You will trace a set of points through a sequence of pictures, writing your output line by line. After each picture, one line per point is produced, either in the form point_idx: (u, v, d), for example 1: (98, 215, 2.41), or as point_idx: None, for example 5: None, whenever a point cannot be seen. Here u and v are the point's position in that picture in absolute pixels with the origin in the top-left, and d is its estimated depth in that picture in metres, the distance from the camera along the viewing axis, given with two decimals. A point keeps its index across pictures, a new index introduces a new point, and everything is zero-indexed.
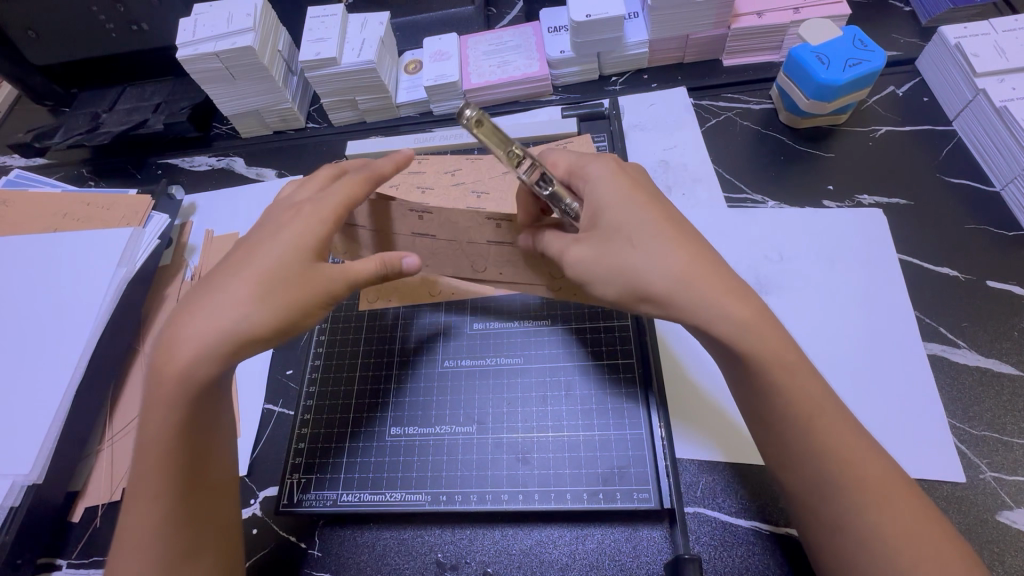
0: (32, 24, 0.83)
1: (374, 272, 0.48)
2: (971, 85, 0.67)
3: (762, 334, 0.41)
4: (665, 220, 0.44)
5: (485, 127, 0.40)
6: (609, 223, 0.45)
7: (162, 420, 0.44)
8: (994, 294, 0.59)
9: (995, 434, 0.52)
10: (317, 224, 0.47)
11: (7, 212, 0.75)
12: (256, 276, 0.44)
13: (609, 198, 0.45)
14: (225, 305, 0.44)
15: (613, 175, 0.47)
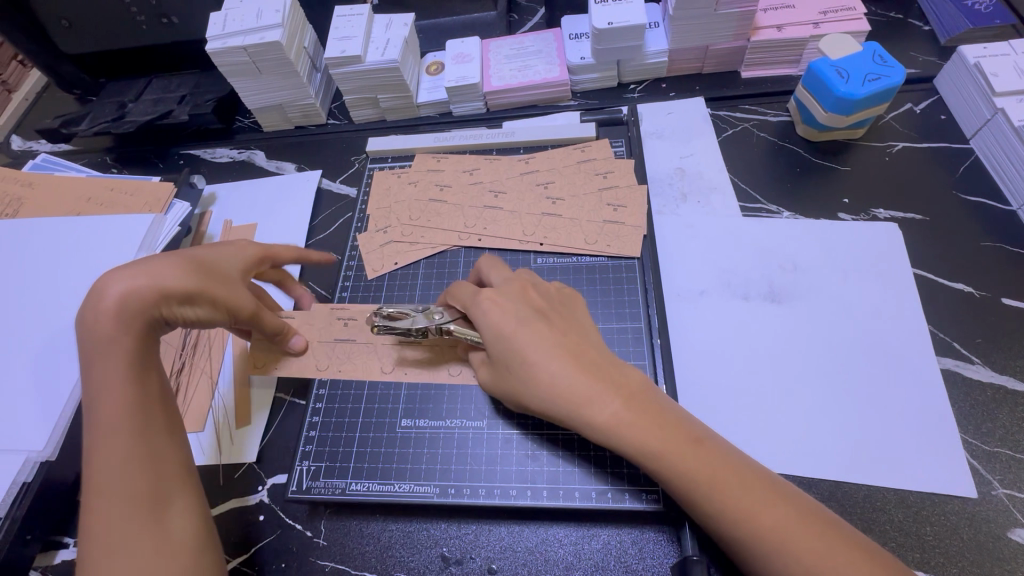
0: (67, 13, 0.86)
1: (277, 326, 0.53)
2: (989, 104, 0.67)
3: (636, 427, 0.42)
4: (540, 333, 0.46)
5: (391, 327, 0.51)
6: (495, 354, 0.47)
7: (112, 375, 0.44)
8: (1009, 311, 0.59)
9: (1008, 451, 0.52)
10: (250, 252, 0.54)
11: (33, 194, 0.77)
12: (195, 262, 0.49)
13: (488, 327, 0.47)
14: (165, 270, 0.47)
15: (491, 300, 0.48)
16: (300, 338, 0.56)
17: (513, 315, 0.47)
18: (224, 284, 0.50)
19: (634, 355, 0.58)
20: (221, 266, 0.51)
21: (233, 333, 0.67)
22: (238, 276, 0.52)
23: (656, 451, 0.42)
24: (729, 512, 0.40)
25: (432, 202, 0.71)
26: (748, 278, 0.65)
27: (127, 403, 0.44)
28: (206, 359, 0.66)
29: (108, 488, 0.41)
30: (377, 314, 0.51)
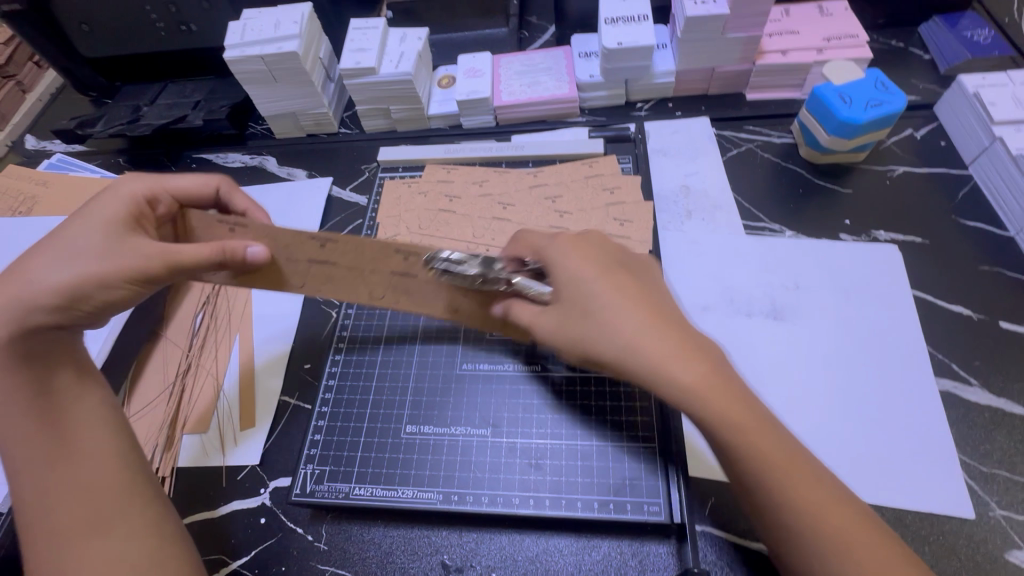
0: (87, 18, 0.88)
1: (209, 251, 0.50)
2: (987, 131, 0.69)
3: (716, 396, 0.39)
4: (618, 287, 0.44)
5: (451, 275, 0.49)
6: (568, 299, 0.44)
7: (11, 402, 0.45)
8: (1006, 335, 0.60)
9: (1005, 473, 0.53)
10: (121, 204, 0.51)
11: (46, 193, 0.78)
12: (70, 254, 0.48)
13: (567, 269, 0.45)
14: (37, 277, 0.47)
15: (572, 247, 0.46)
16: (257, 246, 0.52)
17: (592, 268, 0.45)
18: (115, 256, 0.48)
19: None
20: (104, 242, 0.49)
21: (240, 336, 0.68)
22: (126, 237, 0.50)
23: (729, 419, 0.39)
24: (788, 501, 0.38)
25: (441, 212, 0.72)
26: (751, 295, 0.66)
27: (32, 422, 0.45)
28: (212, 361, 0.66)
29: (35, 513, 0.43)
30: (436, 260, 0.49)
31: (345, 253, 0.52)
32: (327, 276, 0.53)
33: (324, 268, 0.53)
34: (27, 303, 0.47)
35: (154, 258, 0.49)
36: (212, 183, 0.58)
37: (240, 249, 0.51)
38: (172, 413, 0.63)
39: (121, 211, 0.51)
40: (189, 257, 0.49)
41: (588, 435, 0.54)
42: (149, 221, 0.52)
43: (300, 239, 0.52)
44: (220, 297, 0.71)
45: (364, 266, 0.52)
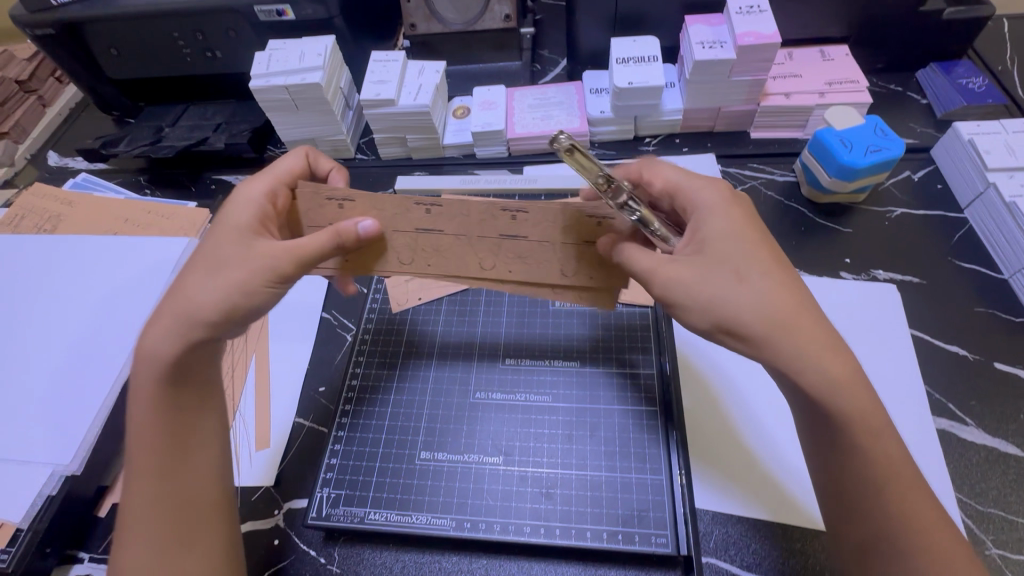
0: (116, 42, 0.90)
1: (328, 240, 0.51)
2: (982, 178, 0.72)
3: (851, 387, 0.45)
4: (771, 260, 0.48)
5: (575, 155, 0.46)
6: (719, 256, 0.48)
7: (143, 416, 0.51)
8: (1001, 376, 0.62)
9: (1001, 513, 0.54)
10: (254, 206, 0.54)
11: (71, 212, 0.80)
12: (217, 271, 0.51)
13: (722, 231, 0.49)
14: (191, 296, 0.51)
15: (725, 211, 0.51)
16: (368, 220, 0.52)
17: (739, 235, 0.49)
18: (240, 263, 0.51)
19: (646, 400, 0.60)
20: (243, 251, 0.52)
21: (257, 356, 0.70)
22: (242, 246, 0.52)
23: (844, 398, 0.45)
24: (881, 483, 0.45)
25: None
26: None
27: (156, 436, 0.51)
28: (229, 381, 0.68)
29: (137, 525, 0.49)
30: (579, 159, 0.47)
31: (454, 221, 0.52)
32: (435, 249, 0.54)
33: (431, 238, 0.53)
34: (185, 323, 0.51)
35: (291, 258, 0.51)
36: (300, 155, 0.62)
37: (352, 228, 0.51)
38: None
39: (248, 217, 0.54)
40: (314, 249, 0.52)
41: (605, 467, 0.56)
42: (271, 221, 0.55)
43: (400, 210, 0.52)
44: None
45: (472, 236, 0.53)
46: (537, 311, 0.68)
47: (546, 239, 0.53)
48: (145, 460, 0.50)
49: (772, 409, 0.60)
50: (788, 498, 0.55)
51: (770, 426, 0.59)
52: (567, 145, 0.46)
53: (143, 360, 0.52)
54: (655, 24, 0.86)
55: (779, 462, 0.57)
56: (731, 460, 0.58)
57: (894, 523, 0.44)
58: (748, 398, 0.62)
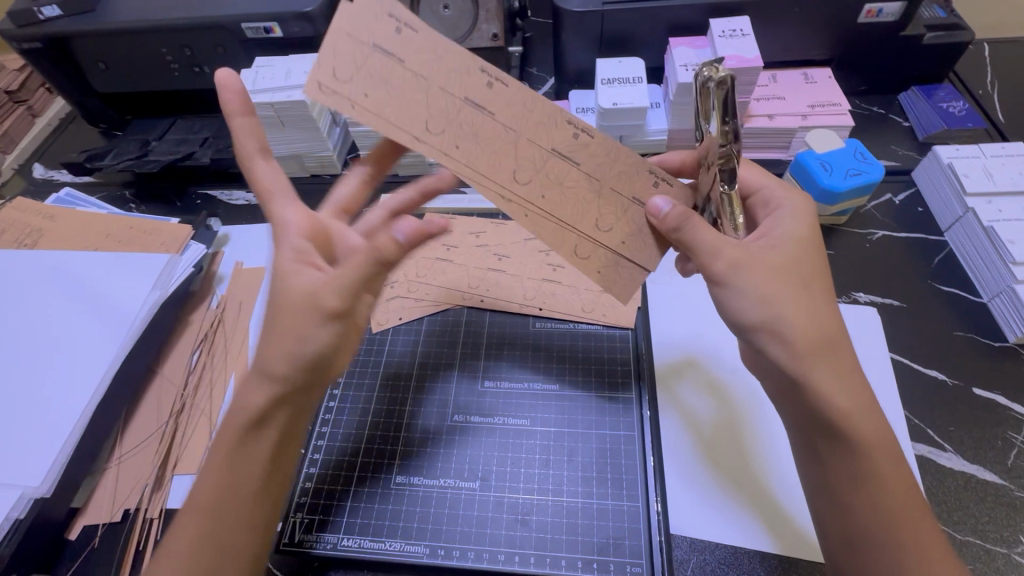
0: (103, 56, 0.90)
1: (375, 257, 0.52)
2: (961, 202, 0.72)
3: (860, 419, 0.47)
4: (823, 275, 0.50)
5: (716, 92, 0.42)
6: (798, 256, 0.50)
7: (214, 456, 0.50)
8: (980, 401, 0.62)
9: (979, 541, 0.54)
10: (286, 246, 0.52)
11: (53, 227, 0.80)
12: (280, 317, 0.49)
13: (797, 233, 0.51)
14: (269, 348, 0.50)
15: (797, 215, 0.53)
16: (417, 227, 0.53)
17: (810, 244, 0.51)
18: (286, 304, 0.49)
19: (623, 424, 0.60)
20: (287, 293, 0.50)
21: (235, 375, 0.71)
22: (294, 291, 0.50)
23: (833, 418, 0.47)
24: (875, 507, 0.46)
25: (438, 260, 0.74)
26: None
27: (219, 477, 0.49)
28: (206, 400, 0.69)
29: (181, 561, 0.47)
30: (728, 96, 0.42)
31: (517, 107, 0.47)
32: (473, 134, 0.47)
33: (476, 119, 0.46)
34: (264, 375, 0.50)
35: (339, 289, 0.50)
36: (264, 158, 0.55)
37: (395, 241, 0.52)
38: (163, 454, 0.65)
39: (287, 253, 0.51)
40: (358, 269, 0.51)
41: (584, 494, 0.56)
42: (313, 255, 0.52)
43: (457, 79, 0.46)
44: (217, 336, 0.74)
45: (522, 132, 0.47)
46: (518, 332, 0.68)
47: (595, 173, 0.49)
48: (204, 498, 0.49)
49: (760, 425, 0.60)
50: (781, 514, 0.55)
51: (770, 441, 0.59)
52: (721, 75, 0.42)
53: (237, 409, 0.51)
54: (641, 44, 0.87)
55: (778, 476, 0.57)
56: (718, 477, 0.57)
57: (882, 547, 0.45)
58: (761, 412, 0.61)
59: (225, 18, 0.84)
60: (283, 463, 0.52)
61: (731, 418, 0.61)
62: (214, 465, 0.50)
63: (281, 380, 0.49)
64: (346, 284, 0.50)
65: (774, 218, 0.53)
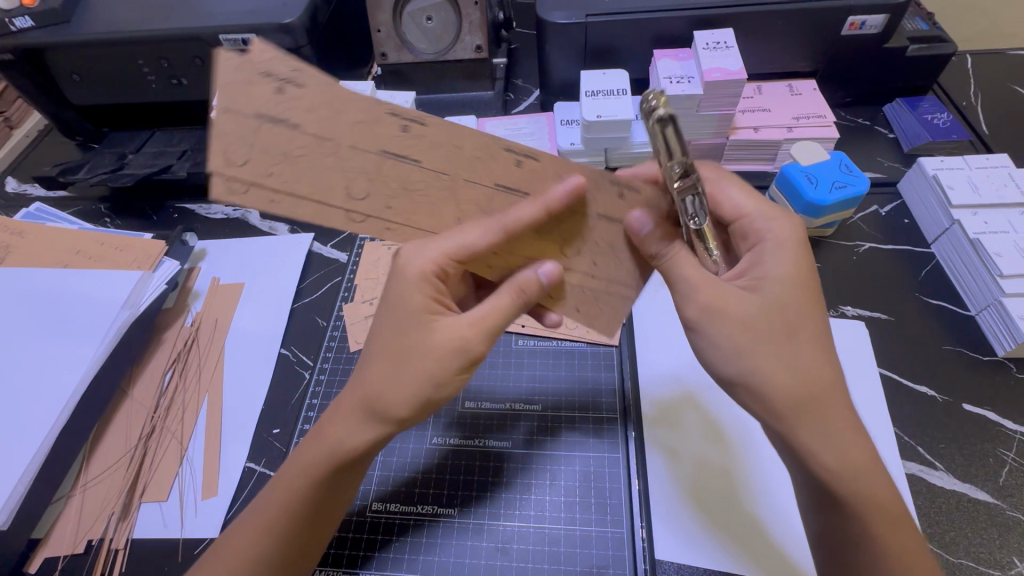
0: (78, 68, 0.88)
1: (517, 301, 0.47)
2: (947, 214, 0.72)
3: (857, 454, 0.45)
4: (808, 312, 0.47)
5: (660, 127, 0.42)
6: (777, 299, 0.47)
7: (295, 489, 0.48)
8: (970, 417, 0.61)
9: (971, 563, 0.53)
10: (414, 286, 0.48)
11: (21, 243, 0.77)
12: (407, 361, 0.47)
13: (779, 271, 0.48)
14: (383, 392, 0.47)
15: (781, 248, 0.49)
16: (549, 266, 0.48)
17: (796, 284, 0.47)
18: (411, 348, 0.47)
19: (607, 447, 0.59)
20: (425, 343, 0.47)
21: (209, 397, 0.69)
22: (424, 336, 0.47)
23: (826, 448, 0.45)
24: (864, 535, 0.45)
25: None
26: None
27: (298, 509, 0.48)
28: (177, 423, 0.67)
29: None
30: (668, 135, 0.42)
31: (442, 152, 0.42)
32: (406, 188, 0.44)
33: (399, 171, 0.43)
34: (373, 412, 0.47)
35: (485, 336, 0.48)
36: (496, 231, 0.46)
37: (537, 280, 0.47)
38: (131, 479, 0.63)
39: (423, 294, 0.48)
40: (502, 318, 0.48)
41: (568, 521, 0.55)
42: (441, 301, 0.49)
43: (371, 131, 0.42)
44: (191, 355, 0.72)
45: (459, 175, 0.44)
46: (500, 350, 0.67)
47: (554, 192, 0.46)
48: (269, 520, 0.48)
49: (750, 445, 0.58)
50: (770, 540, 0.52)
51: (761, 461, 0.57)
52: (662, 111, 0.41)
53: (326, 452, 0.48)
54: (625, 56, 0.86)
55: (767, 499, 0.55)
56: (709, 496, 0.55)
57: None
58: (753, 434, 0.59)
59: (204, 30, 0.82)
60: (343, 501, 0.51)
61: (722, 436, 0.59)
62: (297, 496, 0.48)
63: (396, 425, 0.47)
64: (491, 331, 0.48)
65: (757, 251, 0.50)
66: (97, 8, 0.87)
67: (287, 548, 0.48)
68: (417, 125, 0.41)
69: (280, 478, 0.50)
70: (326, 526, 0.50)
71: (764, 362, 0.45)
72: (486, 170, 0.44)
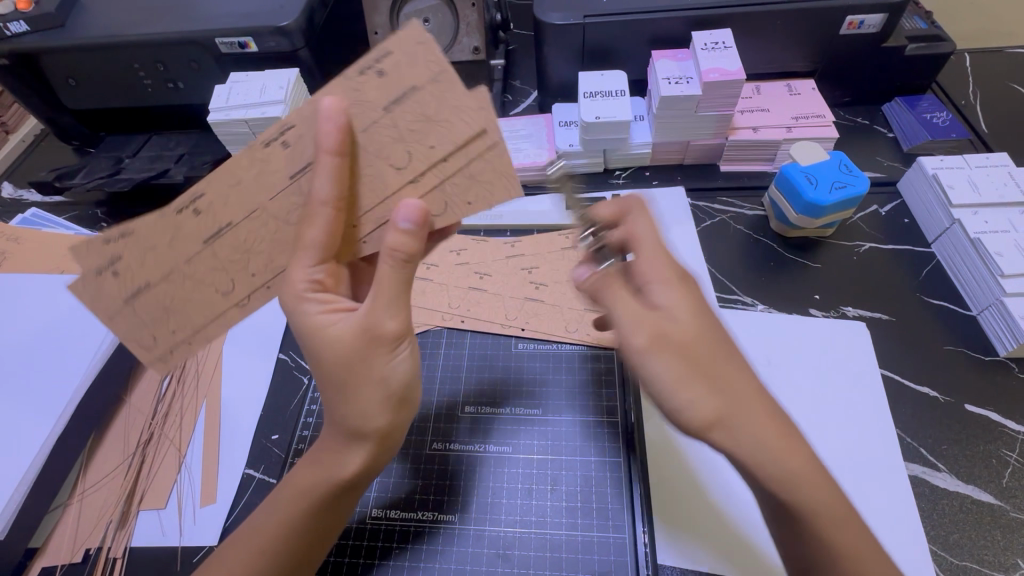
0: (74, 72, 0.87)
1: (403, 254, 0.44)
2: (947, 213, 0.71)
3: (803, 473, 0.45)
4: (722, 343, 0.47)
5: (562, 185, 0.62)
6: (681, 339, 0.46)
7: (286, 517, 0.49)
8: (972, 418, 0.61)
9: (975, 565, 0.53)
10: (306, 301, 0.46)
11: (17, 250, 0.76)
12: (354, 377, 0.47)
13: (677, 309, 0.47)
14: (354, 410, 0.48)
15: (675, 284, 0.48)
16: (405, 205, 0.43)
17: (700, 319, 0.47)
18: (332, 357, 0.47)
19: (607, 450, 0.58)
20: (338, 348, 0.47)
21: (207, 402, 0.68)
22: (337, 343, 0.47)
23: None
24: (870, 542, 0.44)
25: (418, 280, 0.72)
26: None
27: (298, 522, 0.48)
28: (175, 429, 0.66)
29: None
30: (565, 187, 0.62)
31: (234, 202, 0.45)
32: (246, 249, 0.46)
33: (234, 237, 0.46)
34: (349, 428, 0.48)
35: (389, 310, 0.46)
36: (319, 211, 0.43)
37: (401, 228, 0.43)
38: (129, 487, 0.62)
39: (313, 308, 0.46)
40: (391, 287, 0.45)
41: (569, 526, 0.54)
42: (336, 304, 0.48)
43: (194, 221, 0.45)
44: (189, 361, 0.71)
45: (257, 200, 0.45)
46: (500, 353, 0.67)
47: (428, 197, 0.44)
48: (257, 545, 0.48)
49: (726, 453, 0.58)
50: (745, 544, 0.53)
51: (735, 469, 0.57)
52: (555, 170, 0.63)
53: (317, 477, 0.49)
54: (622, 57, 0.86)
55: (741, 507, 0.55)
56: (688, 505, 0.56)
57: None
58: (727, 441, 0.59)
59: (199, 34, 0.82)
60: (335, 523, 0.50)
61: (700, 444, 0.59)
62: (292, 518, 0.48)
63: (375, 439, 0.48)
64: (392, 304, 0.46)
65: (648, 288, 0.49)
66: (92, 13, 0.86)
67: (283, 568, 0.48)
68: (199, 201, 0.45)
69: (271, 505, 0.50)
70: (318, 547, 0.50)
71: (693, 402, 0.45)
72: (264, 183, 0.44)
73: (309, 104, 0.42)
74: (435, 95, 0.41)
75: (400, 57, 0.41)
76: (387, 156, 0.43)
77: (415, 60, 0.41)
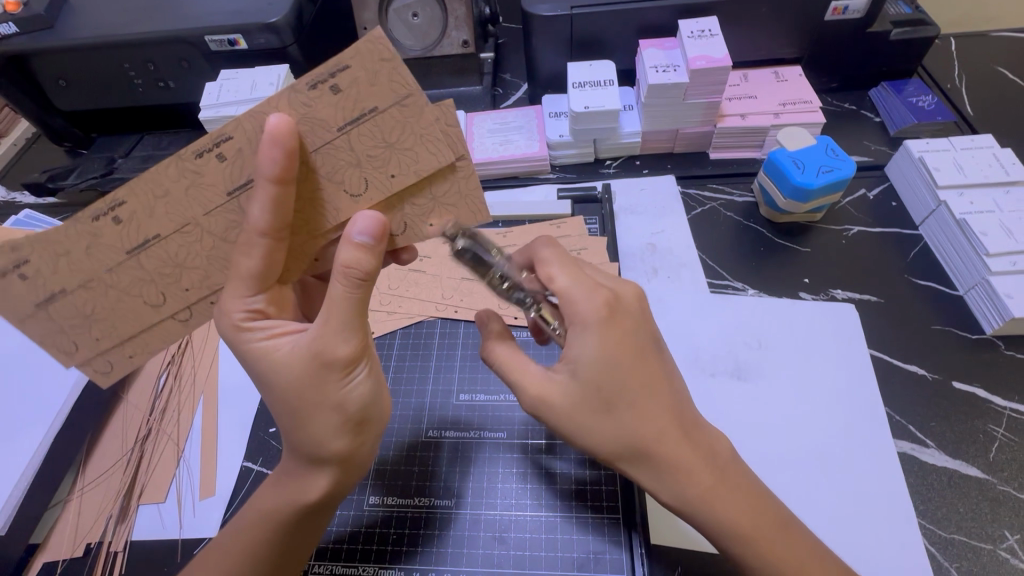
0: (65, 73, 0.87)
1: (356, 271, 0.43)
2: (932, 195, 0.72)
3: (725, 494, 0.47)
4: (648, 376, 0.47)
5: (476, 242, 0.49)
6: (592, 382, 0.46)
7: (255, 538, 0.49)
8: (961, 396, 0.62)
9: (964, 539, 0.54)
10: (251, 330, 0.46)
11: None
12: (309, 404, 0.46)
13: (589, 353, 0.45)
14: (309, 435, 0.47)
15: (591, 323, 0.46)
16: (366, 223, 0.42)
17: (611, 361, 0.45)
18: (282, 382, 0.46)
19: None
20: (287, 371, 0.45)
21: (204, 397, 0.69)
22: (284, 365, 0.46)
23: None
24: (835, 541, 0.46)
25: (411, 271, 0.73)
26: (715, 356, 0.68)
27: (260, 545, 0.49)
28: (173, 425, 0.67)
29: None
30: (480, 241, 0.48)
31: (159, 217, 0.42)
32: (178, 263, 0.45)
33: (162, 250, 0.44)
34: (311, 452, 0.48)
35: (342, 336, 0.44)
36: (257, 239, 0.42)
37: (354, 242, 0.42)
38: (129, 482, 0.63)
39: (256, 337, 0.46)
40: (341, 309, 0.43)
41: (566, 506, 0.55)
42: (280, 329, 0.47)
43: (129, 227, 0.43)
44: (185, 357, 0.72)
45: (194, 214, 0.43)
46: None
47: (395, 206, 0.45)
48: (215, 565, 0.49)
49: None
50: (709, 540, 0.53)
51: None
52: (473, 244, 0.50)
53: (287, 495, 0.49)
54: (611, 47, 0.87)
55: None
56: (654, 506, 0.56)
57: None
58: None
59: (188, 32, 0.82)
60: (310, 537, 0.51)
61: None
62: (255, 538, 0.49)
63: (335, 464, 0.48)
64: (344, 326, 0.44)
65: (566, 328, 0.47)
66: (81, 13, 0.86)
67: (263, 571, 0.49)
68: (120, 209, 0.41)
69: (234, 525, 0.51)
70: (294, 557, 0.50)
71: (599, 445, 0.47)
72: (197, 196, 0.42)
73: (259, 113, 0.40)
74: (400, 118, 0.40)
75: (358, 73, 0.39)
76: (341, 182, 0.43)
77: (376, 79, 0.39)
